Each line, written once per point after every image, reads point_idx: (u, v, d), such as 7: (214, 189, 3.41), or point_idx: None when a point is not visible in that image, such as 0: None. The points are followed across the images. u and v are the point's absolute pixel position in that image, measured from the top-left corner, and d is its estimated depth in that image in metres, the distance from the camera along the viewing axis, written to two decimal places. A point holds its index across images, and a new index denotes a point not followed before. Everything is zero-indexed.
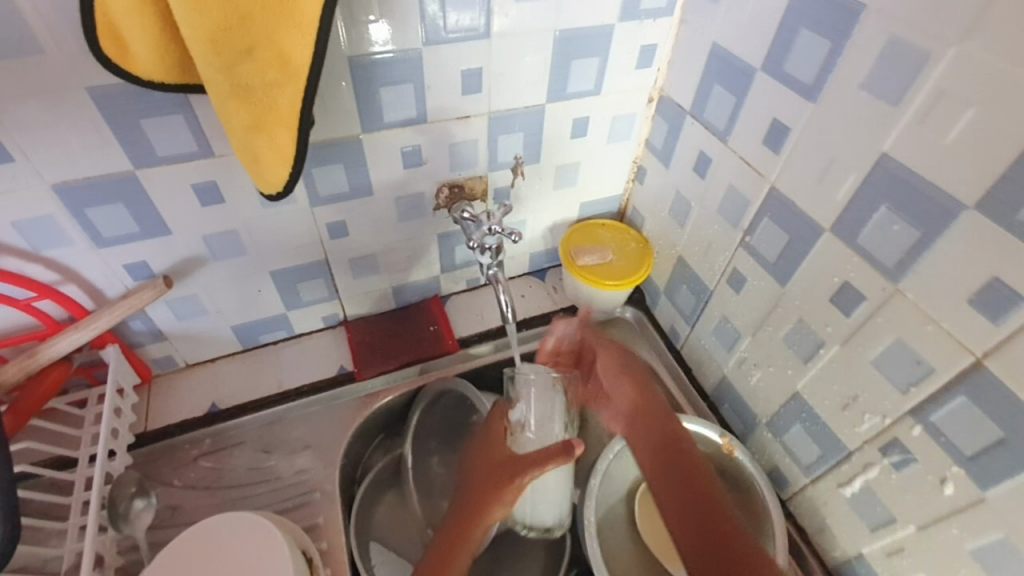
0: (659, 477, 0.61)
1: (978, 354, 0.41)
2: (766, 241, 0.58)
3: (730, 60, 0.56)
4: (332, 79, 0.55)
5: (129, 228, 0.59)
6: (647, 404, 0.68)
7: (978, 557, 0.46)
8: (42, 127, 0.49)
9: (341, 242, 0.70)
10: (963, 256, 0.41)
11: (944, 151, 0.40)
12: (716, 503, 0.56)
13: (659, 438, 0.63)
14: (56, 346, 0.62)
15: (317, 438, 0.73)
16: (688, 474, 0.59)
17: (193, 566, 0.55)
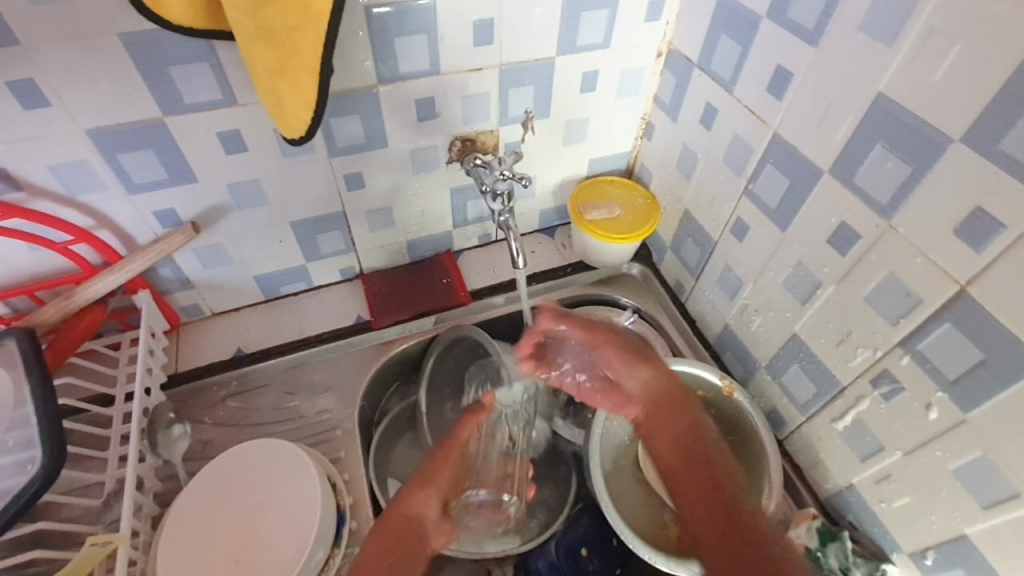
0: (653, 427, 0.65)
1: (962, 283, 0.44)
2: (768, 188, 0.60)
3: (736, 9, 0.58)
4: (350, 28, 0.57)
5: (158, 175, 0.62)
6: (636, 379, 0.67)
7: (958, 476, 0.49)
8: (77, 72, 0.52)
9: (358, 194, 0.73)
10: (950, 187, 0.43)
11: (934, 86, 0.42)
12: (698, 465, 0.61)
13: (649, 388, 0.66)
14: (92, 289, 0.65)
15: (337, 382, 0.77)
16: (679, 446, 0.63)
17: (230, 484, 0.61)
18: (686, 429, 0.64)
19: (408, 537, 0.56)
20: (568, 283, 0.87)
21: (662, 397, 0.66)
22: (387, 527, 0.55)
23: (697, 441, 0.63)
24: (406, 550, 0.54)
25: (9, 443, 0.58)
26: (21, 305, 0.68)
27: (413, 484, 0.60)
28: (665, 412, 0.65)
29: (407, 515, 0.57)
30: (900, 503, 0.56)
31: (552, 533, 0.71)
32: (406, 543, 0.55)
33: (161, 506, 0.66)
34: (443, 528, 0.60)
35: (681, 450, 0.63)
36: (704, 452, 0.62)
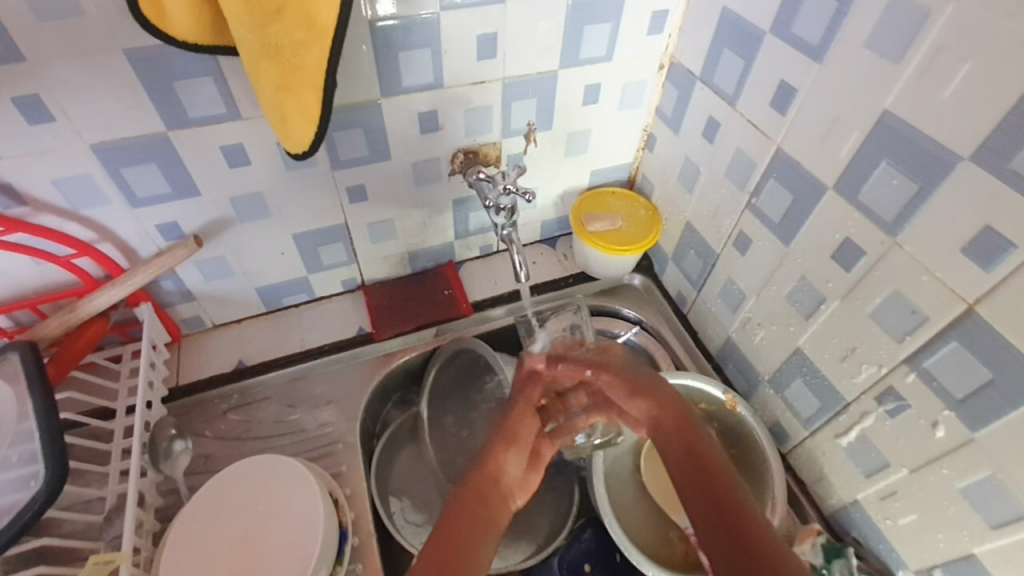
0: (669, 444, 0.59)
1: (970, 301, 0.44)
2: (771, 202, 0.60)
3: (739, 24, 0.58)
4: (355, 43, 0.57)
5: (161, 189, 0.62)
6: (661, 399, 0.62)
7: (966, 494, 0.49)
8: (83, 88, 0.52)
9: (360, 206, 0.73)
10: (957, 206, 0.43)
11: (942, 104, 0.42)
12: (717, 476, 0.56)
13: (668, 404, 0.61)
14: (95, 302, 0.65)
15: (339, 394, 0.77)
16: (693, 459, 0.57)
17: (233, 499, 0.61)
18: (693, 442, 0.58)
19: (479, 513, 0.57)
20: (570, 293, 0.86)
21: (669, 411, 0.61)
22: (462, 499, 0.58)
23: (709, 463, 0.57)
24: (479, 514, 0.57)
25: (12, 459, 0.57)
26: (23, 317, 0.68)
27: (499, 444, 0.62)
28: (672, 427, 0.60)
29: (492, 476, 0.61)
30: (905, 520, 0.56)
31: (555, 548, 0.70)
32: (480, 513, 0.57)
33: (163, 521, 0.66)
34: (526, 486, 0.63)
35: (692, 461, 0.57)
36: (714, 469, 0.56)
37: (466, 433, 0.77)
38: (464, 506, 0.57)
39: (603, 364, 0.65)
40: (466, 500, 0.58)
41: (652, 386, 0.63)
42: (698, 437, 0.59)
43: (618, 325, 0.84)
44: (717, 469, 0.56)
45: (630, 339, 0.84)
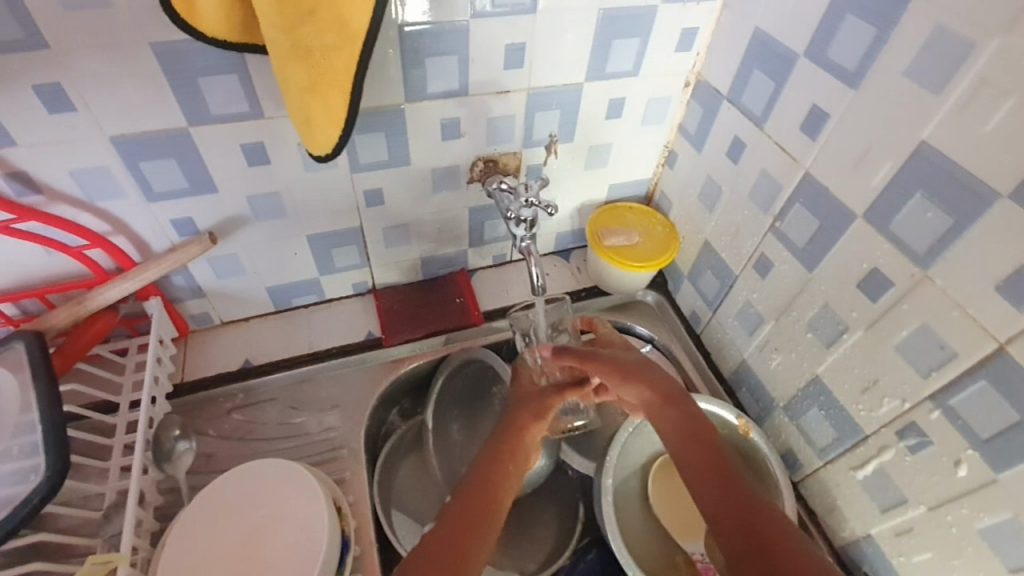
0: (686, 459, 0.57)
1: (1001, 340, 0.43)
2: (796, 227, 0.59)
3: (771, 45, 0.57)
4: (382, 46, 0.56)
5: (179, 184, 0.61)
6: (669, 408, 0.61)
7: (986, 536, 0.48)
8: (106, 79, 0.51)
9: (376, 210, 0.72)
10: (994, 243, 0.42)
11: (981, 139, 0.41)
12: (738, 491, 0.53)
13: (680, 418, 0.59)
14: (105, 295, 0.65)
15: (344, 398, 0.76)
16: (709, 476, 0.55)
17: (232, 505, 0.60)
18: (725, 468, 0.55)
19: (500, 485, 0.59)
20: (584, 306, 0.85)
21: (695, 428, 0.58)
22: (481, 473, 0.59)
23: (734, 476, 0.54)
24: (499, 493, 0.58)
25: (13, 451, 0.57)
26: (31, 307, 0.67)
27: (528, 414, 0.65)
28: (702, 449, 0.57)
29: (511, 448, 0.62)
30: (920, 558, 0.55)
31: (557, 568, 0.69)
32: (505, 472, 0.60)
33: (162, 520, 0.65)
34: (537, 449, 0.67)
35: (719, 480, 0.54)
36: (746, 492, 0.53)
37: (471, 442, 0.77)
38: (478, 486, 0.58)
39: (592, 361, 0.66)
40: (491, 466, 0.60)
41: (668, 393, 0.62)
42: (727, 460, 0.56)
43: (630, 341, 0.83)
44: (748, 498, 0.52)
45: None
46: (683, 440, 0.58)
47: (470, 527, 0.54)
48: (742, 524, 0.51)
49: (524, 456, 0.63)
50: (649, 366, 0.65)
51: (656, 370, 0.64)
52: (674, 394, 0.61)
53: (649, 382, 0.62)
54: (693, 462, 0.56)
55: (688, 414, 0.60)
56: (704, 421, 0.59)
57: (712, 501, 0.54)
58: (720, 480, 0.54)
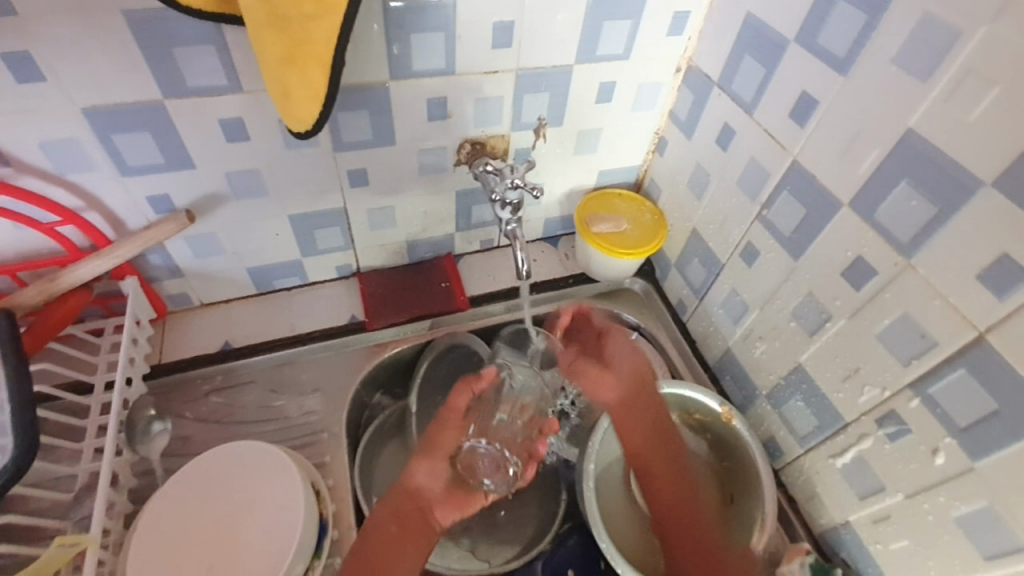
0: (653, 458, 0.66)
1: (981, 329, 0.43)
2: (782, 215, 0.59)
3: (763, 30, 0.57)
4: (365, 21, 0.55)
5: (154, 159, 0.59)
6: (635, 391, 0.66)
7: (961, 524, 0.48)
8: (74, 47, 0.49)
9: (360, 190, 0.71)
10: (976, 232, 0.42)
11: (967, 128, 0.41)
12: (688, 502, 0.66)
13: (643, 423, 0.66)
14: (76, 273, 0.63)
15: (326, 382, 0.75)
16: (671, 493, 0.66)
17: (208, 486, 0.59)
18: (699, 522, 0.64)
19: (404, 532, 0.60)
20: (569, 294, 0.84)
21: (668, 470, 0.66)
22: (385, 518, 0.60)
23: (691, 495, 0.66)
24: (405, 537, 0.60)
25: None
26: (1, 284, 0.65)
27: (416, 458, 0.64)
28: (668, 481, 0.66)
29: (414, 494, 0.62)
30: (897, 546, 0.55)
31: (538, 553, 0.68)
32: (408, 521, 0.61)
33: (135, 503, 0.64)
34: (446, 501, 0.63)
35: (682, 525, 0.64)
36: (705, 544, 0.62)
37: None
38: (387, 539, 0.59)
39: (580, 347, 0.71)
40: (395, 510, 0.61)
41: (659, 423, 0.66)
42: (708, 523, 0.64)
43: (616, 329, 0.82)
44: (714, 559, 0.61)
45: None
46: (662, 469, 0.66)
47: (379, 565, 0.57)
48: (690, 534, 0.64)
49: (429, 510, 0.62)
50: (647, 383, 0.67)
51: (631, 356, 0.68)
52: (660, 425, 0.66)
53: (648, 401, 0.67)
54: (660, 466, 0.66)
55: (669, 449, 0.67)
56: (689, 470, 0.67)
57: (674, 534, 0.65)
58: (682, 503, 0.65)
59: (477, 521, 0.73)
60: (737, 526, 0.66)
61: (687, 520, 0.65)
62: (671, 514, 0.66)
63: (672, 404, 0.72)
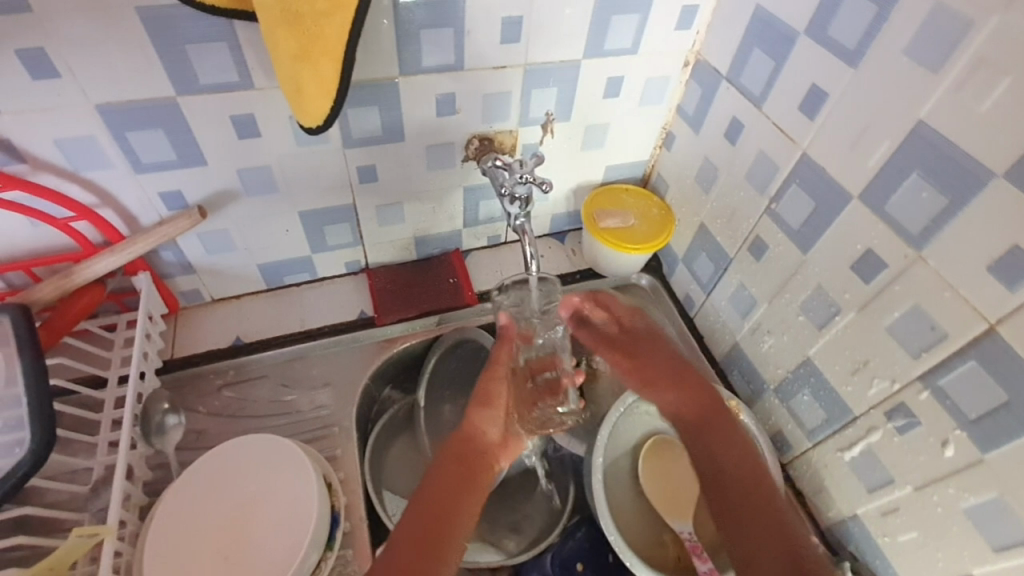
0: (705, 431, 0.61)
1: (991, 321, 0.43)
2: (791, 208, 0.59)
3: (772, 23, 0.57)
4: (376, 17, 0.55)
5: (167, 156, 0.60)
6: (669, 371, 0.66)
7: (970, 515, 0.49)
8: (90, 45, 0.50)
9: (369, 186, 0.71)
10: (987, 224, 0.42)
11: (978, 119, 0.41)
12: (747, 479, 0.57)
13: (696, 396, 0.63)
14: (92, 268, 0.64)
15: (336, 376, 0.76)
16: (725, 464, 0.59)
17: (222, 478, 0.60)
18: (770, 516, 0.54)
19: (459, 490, 0.60)
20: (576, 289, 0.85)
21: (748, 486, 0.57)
22: (443, 476, 0.61)
23: (752, 475, 0.58)
24: (464, 494, 0.60)
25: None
26: (17, 280, 0.66)
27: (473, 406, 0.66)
28: (716, 467, 0.59)
29: (472, 439, 0.65)
30: (905, 537, 0.55)
31: (548, 545, 0.69)
32: (465, 473, 0.62)
33: (150, 496, 0.65)
34: (503, 449, 0.67)
35: (749, 516, 0.55)
36: (771, 516, 0.55)
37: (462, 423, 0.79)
38: (447, 483, 0.60)
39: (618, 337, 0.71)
40: (451, 462, 0.62)
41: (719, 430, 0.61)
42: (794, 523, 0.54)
43: None
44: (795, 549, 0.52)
45: None
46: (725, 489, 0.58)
47: (435, 528, 0.55)
48: (756, 527, 0.54)
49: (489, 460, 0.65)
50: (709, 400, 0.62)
51: (649, 326, 0.71)
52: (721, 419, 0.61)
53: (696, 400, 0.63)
54: (708, 438, 0.60)
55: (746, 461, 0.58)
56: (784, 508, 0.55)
57: (737, 536, 0.55)
58: (745, 487, 0.57)
59: (486, 515, 0.74)
60: None
61: (748, 500, 0.56)
62: (738, 514, 0.56)
63: None
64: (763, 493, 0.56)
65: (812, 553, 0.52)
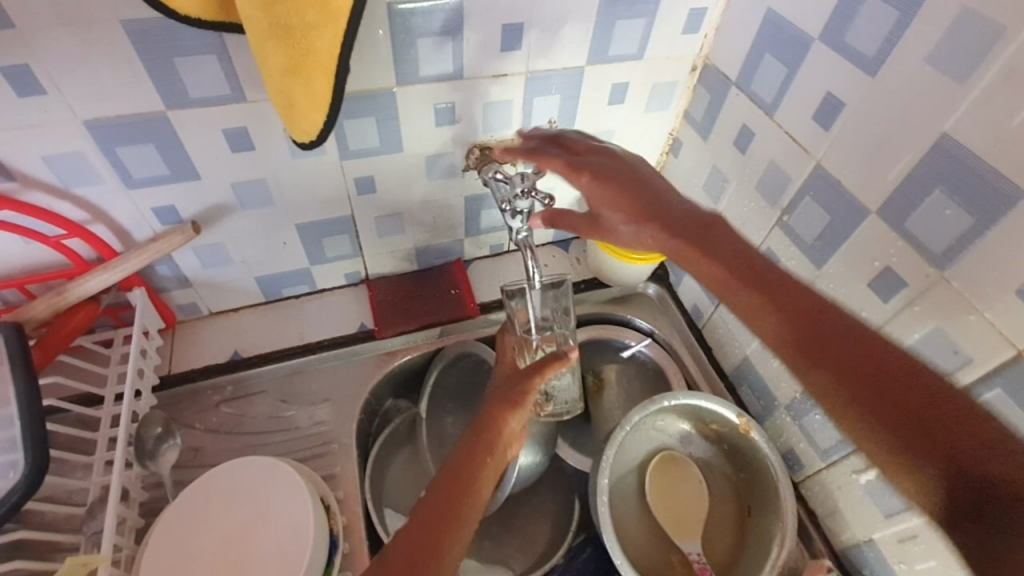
0: (750, 305, 0.46)
1: (1020, 348, 0.41)
2: (804, 221, 0.56)
3: (785, 27, 0.54)
4: (370, 27, 0.53)
5: (160, 170, 0.59)
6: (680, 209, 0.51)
7: None
8: (74, 60, 0.48)
9: (367, 198, 0.69)
10: (1016, 245, 0.39)
11: (1008, 135, 0.38)
12: (879, 358, 0.41)
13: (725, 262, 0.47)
14: (86, 285, 0.62)
15: (336, 392, 0.74)
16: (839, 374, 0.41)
17: (218, 502, 0.59)
18: (923, 403, 0.39)
19: (476, 477, 0.56)
20: (581, 299, 0.82)
21: (831, 341, 0.42)
22: (463, 460, 0.57)
23: (874, 350, 0.41)
24: (478, 483, 0.55)
25: None
26: (11, 297, 0.65)
27: (500, 403, 0.61)
28: (838, 372, 0.41)
29: (500, 428, 0.60)
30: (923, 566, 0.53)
31: (551, 567, 0.67)
32: (484, 463, 0.57)
33: (147, 515, 0.64)
34: (521, 437, 0.63)
35: (876, 385, 0.40)
36: (920, 404, 0.39)
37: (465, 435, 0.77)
38: (462, 471, 0.56)
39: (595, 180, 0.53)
40: (475, 449, 0.58)
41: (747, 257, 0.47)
42: (925, 391, 0.39)
43: (629, 334, 0.79)
44: (965, 458, 0.37)
45: (641, 350, 0.79)
46: (809, 355, 0.43)
47: (446, 515, 0.52)
48: (882, 382, 0.40)
49: (505, 447, 0.60)
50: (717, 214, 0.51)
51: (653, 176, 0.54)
52: (736, 249, 0.48)
53: (712, 252, 0.48)
54: (805, 329, 0.43)
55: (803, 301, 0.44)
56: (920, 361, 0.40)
57: (892, 440, 0.39)
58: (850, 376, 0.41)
59: (489, 531, 0.73)
60: (755, 540, 0.64)
61: (874, 387, 0.40)
62: (889, 410, 0.40)
63: (687, 414, 0.70)
64: (895, 370, 0.40)
65: (956, 403, 0.38)
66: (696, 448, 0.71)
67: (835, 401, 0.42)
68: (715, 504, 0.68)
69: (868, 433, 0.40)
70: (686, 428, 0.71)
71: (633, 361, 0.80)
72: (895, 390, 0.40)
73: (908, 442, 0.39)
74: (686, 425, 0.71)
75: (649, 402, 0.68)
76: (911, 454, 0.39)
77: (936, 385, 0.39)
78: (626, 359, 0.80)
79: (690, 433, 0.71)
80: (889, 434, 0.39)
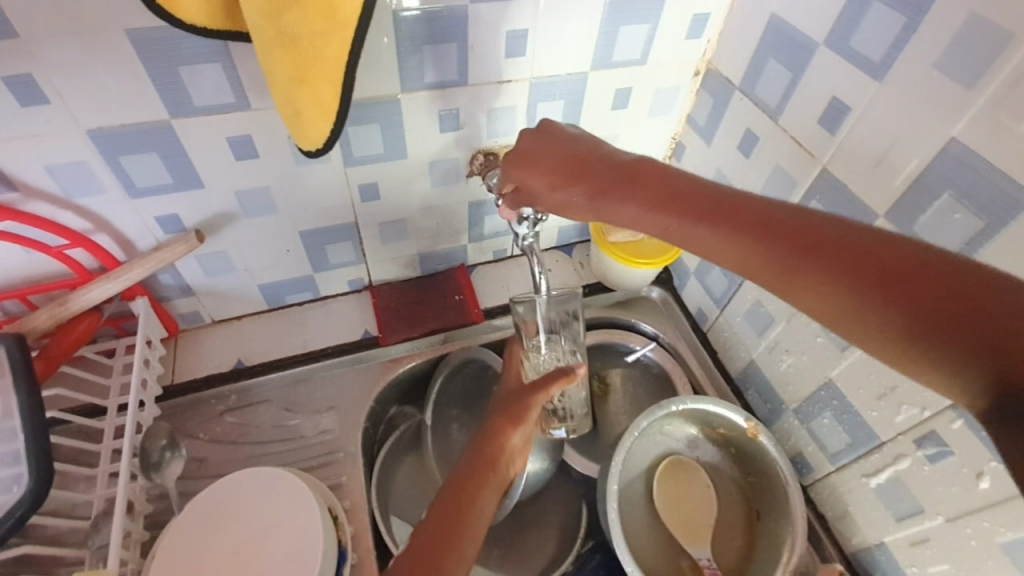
0: (707, 246, 0.42)
1: None
2: None
3: (789, 32, 0.54)
4: (375, 35, 0.53)
5: (163, 179, 0.58)
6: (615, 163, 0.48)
7: (1008, 551, 0.46)
8: (78, 69, 0.48)
9: (371, 206, 0.69)
10: None
11: (1017, 138, 0.39)
12: (854, 253, 0.35)
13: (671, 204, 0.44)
14: (89, 295, 0.62)
15: (341, 399, 0.74)
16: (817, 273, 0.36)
17: (225, 513, 0.58)
18: (934, 288, 0.32)
19: (477, 494, 0.55)
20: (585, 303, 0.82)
21: (797, 240, 0.38)
22: (463, 477, 0.57)
23: (843, 251, 0.36)
24: (478, 500, 0.55)
25: None
26: (12, 308, 0.64)
27: (501, 419, 0.61)
28: (821, 275, 0.36)
29: (501, 445, 0.60)
30: (935, 569, 0.53)
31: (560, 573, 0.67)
32: (485, 480, 0.57)
33: (152, 528, 0.63)
34: (525, 453, 0.63)
35: (866, 277, 0.34)
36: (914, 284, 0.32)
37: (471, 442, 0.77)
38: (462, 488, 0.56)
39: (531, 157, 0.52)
40: (476, 466, 0.58)
41: (693, 195, 0.44)
42: (921, 267, 0.33)
43: (634, 339, 0.79)
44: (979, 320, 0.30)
45: (645, 354, 0.79)
46: (776, 256, 0.38)
47: (446, 532, 0.52)
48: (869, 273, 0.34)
49: (507, 463, 0.60)
50: (646, 162, 0.47)
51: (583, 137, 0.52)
52: (671, 192, 0.44)
53: (650, 196, 0.45)
54: (767, 258, 0.38)
55: (759, 216, 0.40)
56: (897, 237, 0.35)
57: (906, 336, 0.32)
58: (838, 283, 0.35)
59: (496, 538, 0.72)
60: (764, 545, 0.64)
61: (865, 283, 0.34)
62: (879, 299, 0.34)
63: (695, 418, 0.70)
64: (878, 263, 0.34)
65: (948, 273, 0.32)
66: (703, 452, 0.71)
67: (829, 304, 0.36)
68: (724, 509, 0.68)
69: (866, 324, 0.34)
70: (693, 433, 0.71)
71: (637, 365, 0.80)
72: (884, 277, 0.34)
73: (927, 332, 0.31)
74: (693, 429, 0.71)
75: (657, 407, 0.68)
76: (927, 344, 0.32)
77: (920, 256, 0.33)
78: (631, 364, 0.80)
79: (696, 437, 0.71)
80: (889, 320, 0.33)
